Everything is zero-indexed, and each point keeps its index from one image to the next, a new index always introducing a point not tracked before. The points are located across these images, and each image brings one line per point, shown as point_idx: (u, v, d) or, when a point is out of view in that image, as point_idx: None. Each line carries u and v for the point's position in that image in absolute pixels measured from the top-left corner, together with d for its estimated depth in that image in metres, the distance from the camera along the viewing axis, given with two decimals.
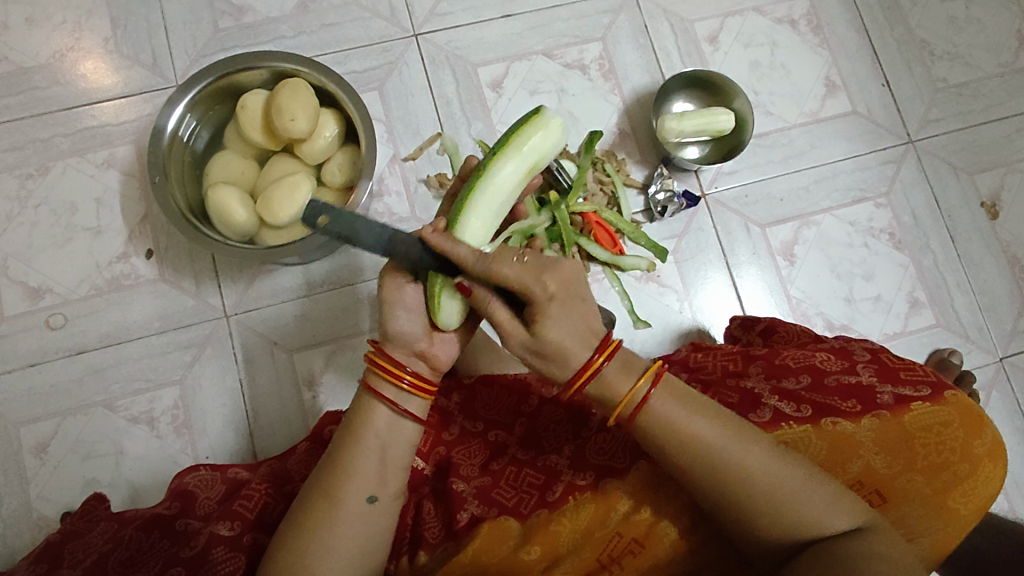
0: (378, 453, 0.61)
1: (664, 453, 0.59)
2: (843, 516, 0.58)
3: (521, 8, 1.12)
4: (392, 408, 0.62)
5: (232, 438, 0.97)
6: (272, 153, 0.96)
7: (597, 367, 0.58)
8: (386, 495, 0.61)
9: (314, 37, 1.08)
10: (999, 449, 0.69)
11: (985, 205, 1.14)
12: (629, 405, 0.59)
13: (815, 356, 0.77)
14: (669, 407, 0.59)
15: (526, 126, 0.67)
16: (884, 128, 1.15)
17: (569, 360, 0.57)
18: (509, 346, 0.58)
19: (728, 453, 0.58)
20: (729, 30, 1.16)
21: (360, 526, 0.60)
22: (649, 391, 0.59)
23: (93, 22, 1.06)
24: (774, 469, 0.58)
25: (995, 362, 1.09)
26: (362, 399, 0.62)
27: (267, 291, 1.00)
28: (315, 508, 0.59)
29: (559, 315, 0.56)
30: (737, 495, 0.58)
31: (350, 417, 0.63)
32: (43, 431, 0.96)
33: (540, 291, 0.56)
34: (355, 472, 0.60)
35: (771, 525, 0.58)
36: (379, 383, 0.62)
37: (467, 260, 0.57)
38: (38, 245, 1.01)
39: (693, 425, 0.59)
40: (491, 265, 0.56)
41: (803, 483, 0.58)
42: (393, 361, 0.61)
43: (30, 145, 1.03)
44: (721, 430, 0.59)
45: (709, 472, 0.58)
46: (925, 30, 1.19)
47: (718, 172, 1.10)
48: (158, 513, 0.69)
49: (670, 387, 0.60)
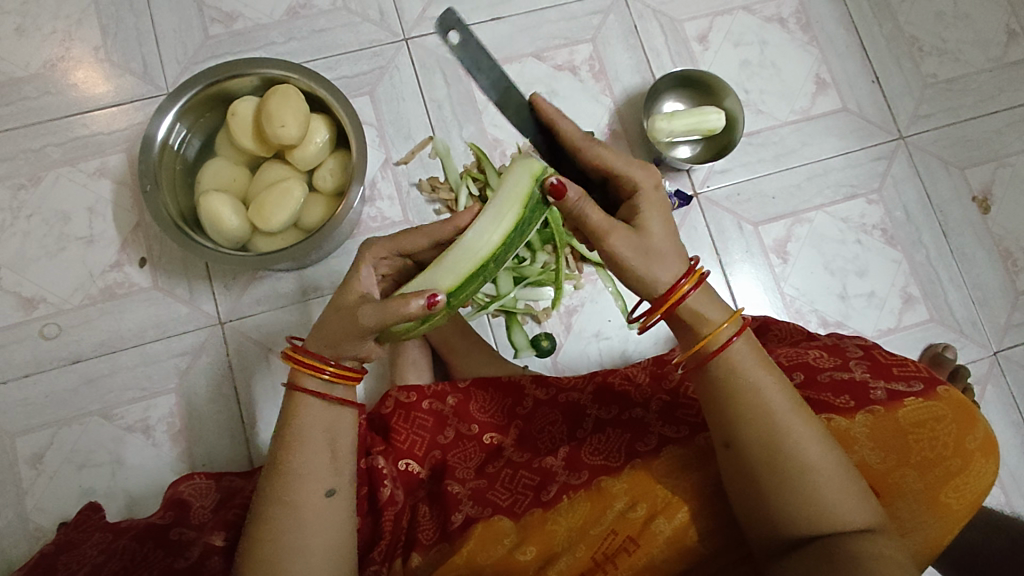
0: (327, 445, 0.61)
1: (724, 396, 0.60)
2: (864, 513, 0.57)
3: (510, 11, 1.12)
4: (322, 399, 0.61)
5: (228, 446, 0.97)
6: (263, 159, 0.96)
7: (683, 294, 0.60)
8: (343, 485, 0.61)
9: (305, 43, 1.08)
10: (991, 445, 0.69)
11: (977, 199, 1.14)
12: (713, 343, 0.60)
13: (808, 354, 0.78)
14: (745, 357, 0.60)
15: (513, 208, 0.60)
16: (874, 124, 1.16)
17: (668, 257, 0.60)
18: (607, 242, 0.60)
19: (790, 415, 0.58)
20: (718, 29, 1.16)
21: (326, 520, 0.60)
22: (733, 336, 0.60)
23: (83, 31, 1.07)
24: (824, 446, 0.58)
25: (990, 356, 1.09)
26: (291, 399, 0.62)
27: (260, 297, 1.01)
28: (274, 513, 0.59)
29: (657, 210, 0.62)
30: (781, 457, 0.58)
31: (282, 418, 0.62)
32: (38, 442, 0.96)
33: (647, 181, 0.62)
34: (305, 473, 0.59)
35: (800, 499, 0.57)
36: (301, 378, 0.61)
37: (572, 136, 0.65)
38: (31, 255, 1.01)
39: (762, 380, 0.59)
40: (597, 147, 0.64)
41: (842, 470, 0.58)
42: (315, 356, 0.61)
43: (22, 155, 1.03)
44: (788, 393, 0.60)
45: (765, 430, 0.58)
46: (914, 26, 1.19)
47: (710, 171, 1.10)
48: (151, 522, 0.70)
49: (752, 342, 0.62)
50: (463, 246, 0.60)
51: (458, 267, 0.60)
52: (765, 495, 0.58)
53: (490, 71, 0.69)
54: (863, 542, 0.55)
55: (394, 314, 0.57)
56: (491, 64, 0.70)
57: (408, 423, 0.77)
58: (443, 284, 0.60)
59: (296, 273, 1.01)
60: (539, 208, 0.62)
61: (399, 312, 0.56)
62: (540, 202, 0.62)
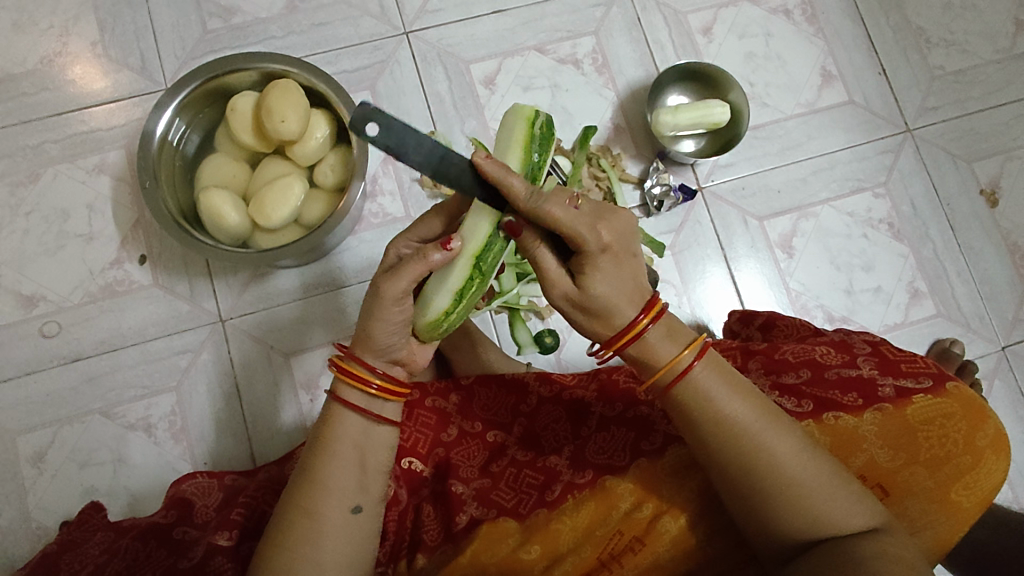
0: (358, 461, 0.60)
1: (689, 424, 0.59)
2: (862, 515, 0.57)
3: (512, 4, 1.11)
4: (364, 415, 0.60)
5: (230, 444, 0.96)
6: (263, 154, 0.95)
7: (642, 329, 0.56)
8: (369, 502, 0.60)
9: (304, 37, 1.07)
10: (1002, 441, 0.68)
11: (985, 192, 1.13)
12: (670, 373, 0.58)
13: (815, 350, 0.77)
14: (710, 381, 0.58)
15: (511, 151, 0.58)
16: (880, 117, 1.14)
17: (615, 318, 0.55)
18: (549, 295, 0.56)
19: (761, 437, 0.57)
20: (723, 22, 1.15)
21: (345, 537, 0.58)
22: (693, 362, 0.58)
23: (80, 27, 1.05)
24: (806, 461, 0.57)
25: (997, 351, 1.08)
26: (331, 408, 0.60)
27: (262, 294, 1.00)
28: (294, 525, 0.57)
29: (609, 269, 0.53)
30: (758, 481, 0.57)
31: (319, 426, 0.61)
32: (40, 441, 0.95)
33: (594, 241, 0.52)
34: (333, 486, 0.58)
35: (789, 513, 0.57)
36: (343, 389, 0.60)
37: (519, 194, 0.51)
38: (31, 253, 1.00)
39: (730, 406, 0.58)
40: (544, 207, 0.51)
41: (829, 478, 0.57)
42: (361, 366, 0.59)
43: (20, 152, 1.02)
44: (758, 415, 0.58)
45: (739, 455, 0.57)
46: (921, 17, 1.18)
47: (715, 166, 1.09)
48: (155, 522, 0.69)
49: (716, 362, 0.59)
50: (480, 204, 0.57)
51: (482, 224, 0.56)
52: (755, 510, 0.58)
53: (416, 147, 0.52)
54: (866, 543, 0.54)
55: (417, 274, 0.55)
56: (418, 136, 0.52)
57: (410, 421, 0.76)
58: (472, 244, 0.56)
59: (298, 270, 1.00)
60: (542, 149, 0.60)
61: (419, 271, 0.55)
62: (541, 141, 0.60)
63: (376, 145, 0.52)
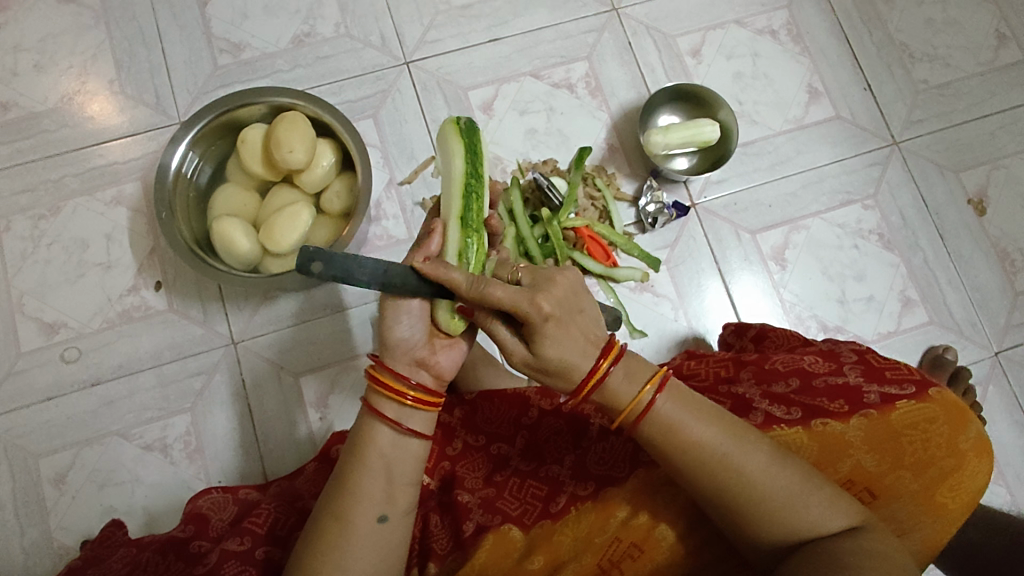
0: (384, 473, 0.61)
1: (661, 453, 0.62)
2: (839, 516, 0.60)
3: (507, 32, 1.16)
4: (395, 428, 0.61)
5: (244, 462, 1.00)
6: (272, 183, 0.99)
7: (603, 373, 0.60)
8: (396, 512, 0.62)
9: (309, 70, 1.12)
10: (986, 444, 0.70)
11: (973, 201, 1.16)
12: (633, 413, 0.61)
13: (803, 360, 0.80)
14: (674, 410, 0.61)
15: (450, 141, 0.65)
16: (868, 131, 1.18)
17: (574, 372, 0.59)
18: (511, 361, 0.60)
19: (729, 457, 0.60)
20: (711, 43, 1.19)
21: (374, 545, 0.60)
22: (654, 397, 0.61)
23: (97, 66, 1.11)
24: (776, 474, 0.60)
25: (991, 357, 1.10)
26: (364, 419, 0.62)
27: (270, 317, 1.04)
28: (325, 532, 0.60)
29: (556, 334, 0.57)
30: (733, 498, 0.60)
31: (354, 438, 0.63)
32: (61, 462, 0.99)
33: (535, 312, 0.56)
34: (362, 494, 0.60)
35: (769, 524, 0.60)
36: (376, 402, 0.62)
37: (461, 284, 0.57)
38: (51, 282, 1.04)
39: (695, 431, 0.61)
40: (485, 290, 0.56)
41: (802, 486, 0.60)
42: (393, 375, 0.61)
43: (42, 186, 1.07)
44: (724, 436, 0.61)
45: (713, 479, 0.60)
46: (904, 34, 1.22)
47: (707, 182, 1.13)
48: (173, 537, 0.73)
49: (677, 391, 0.62)
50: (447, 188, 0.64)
51: (451, 200, 0.63)
52: (737, 524, 0.61)
53: (359, 266, 0.57)
54: (845, 541, 0.58)
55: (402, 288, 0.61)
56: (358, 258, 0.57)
57: None
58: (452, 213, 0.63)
59: (305, 293, 1.04)
60: (474, 132, 0.67)
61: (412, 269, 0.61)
62: (470, 127, 0.67)
63: (325, 279, 0.56)
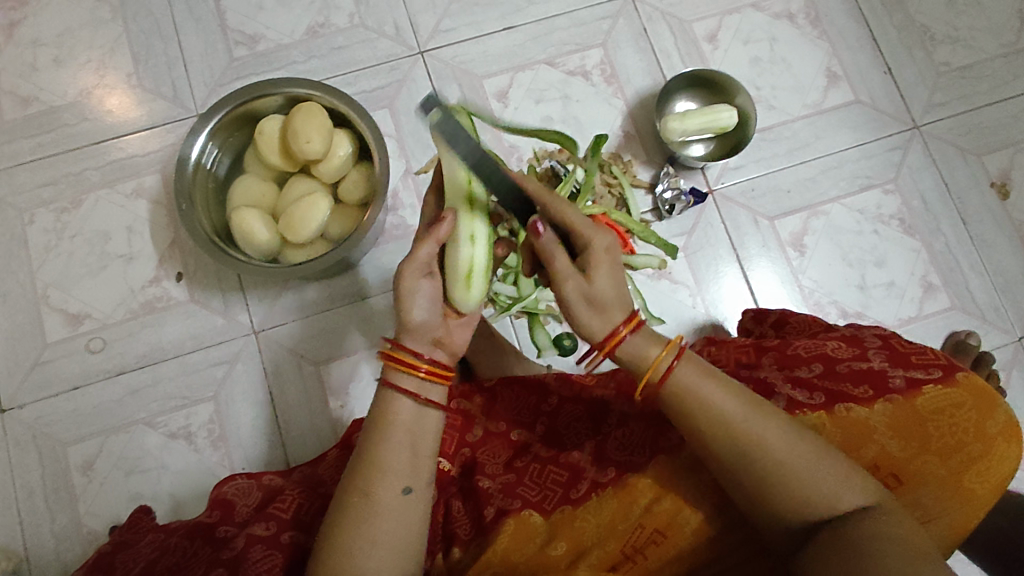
0: (408, 445, 0.62)
1: (679, 417, 0.62)
2: (857, 493, 0.59)
3: (522, 20, 1.15)
4: (415, 400, 0.62)
5: (267, 450, 1.01)
6: (290, 174, 1.00)
7: (620, 338, 0.62)
8: (420, 486, 0.62)
9: (325, 60, 1.13)
10: (1014, 428, 0.70)
11: (995, 185, 1.14)
12: (655, 374, 0.62)
13: (827, 345, 0.78)
14: (693, 377, 0.62)
15: (450, 119, 0.70)
16: (888, 115, 1.16)
17: (614, 309, 0.62)
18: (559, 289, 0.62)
19: (747, 427, 0.60)
20: (728, 28, 1.18)
21: (399, 518, 0.60)
22: (673, 363, 0.62)
23: (116, 60, 1.12)
24: (794, 446, 0.60)
25: (1014, 342, 1.09)
26: (383, 395, 0.63)
27: (290, 307, 1.05)
28: (352, 506, 0.60)
29: (608, 269, 0.62)
30: (750, 467, 0.60)
31: (374, 411, 0.63)
32: (88, 451, 1.01)
33: (598, 240, 0.62)
34: (386, 467, 0.60)
35: (785, 497, 0.60)
36: (393, 375, 0.63)
37: (544, 197, 0.63)
38: (75, 274, 1.06)
39: (713, 397, 0.61)
40: (563, 208, 0.62)
41: (820, 462, 0.60)
42: (409, 354, 0.62)
43: (64, 179, 1.08)
44: (742, 404, 0.61)
45: (729, 445, 0.61)
46: (924, 15, 1.20)
47: (724, 168, 1.12)
48: (199, 522, 0.73)
49: (696, 360, 0.63)
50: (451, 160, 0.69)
51: (457, 176, 0.68)
52: (755, 496, 0.61)
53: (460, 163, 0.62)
54: (861, 521, 0.57)
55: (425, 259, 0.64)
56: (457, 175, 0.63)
57: None
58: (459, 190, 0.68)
59: (325, 283, 1.05)
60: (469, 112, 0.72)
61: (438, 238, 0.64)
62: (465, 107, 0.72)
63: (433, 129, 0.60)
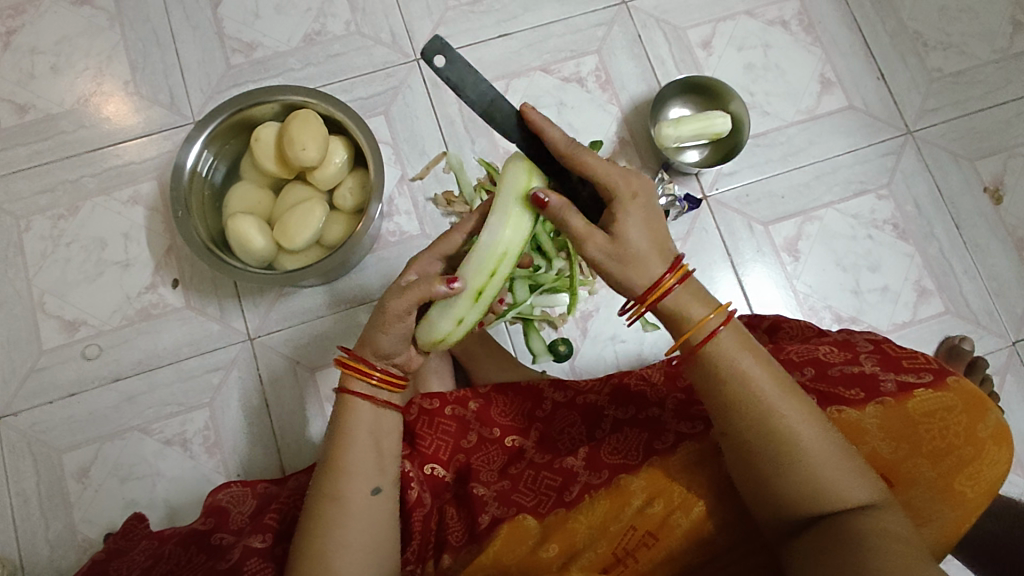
0: (372, 444, 0.65)
1: (711, 384, 0.60)
2: (865, 489, 0.58)
3: (518, 27, 1.16)
4: (373, 403, 0.66)
5: (262, 456, 1.01)
6: (285, 181, 1.00)
7: (668, 287, 0.59)
8: (387, 484, 0.65)
9: (321, 68, 1.13)
10: (1004, 432, 0.70)
11: (989, 189, 1.15)
12: (698, 334, 0.60)
13: (819, 349, 0.79)
14: (733, 346, 0.60)
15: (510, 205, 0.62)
16: (881, 121, 1.17)
17: (643, 261, 0.58)
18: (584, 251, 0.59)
19: (777, 404, 0.59)
20: (722, 35, 1.19)
21: (370, 516, 0.62)
22: (718, 327, 0.60)
23: (113, 67, 1.13)
24: (817, 431, 0.59)
25: (1008, 346, 1.09)
26: (341, 402, 0.66)
27: (286, 313, 1.05)
28: (324, 509, 0.61)
29: (636, 217, 0.58)
30: (774, 444, 0.58)
31: (334, 417, 0.66)
32: (84, 457, 1.01)
33: (624, 186, 0.58)
34: (354, 469, 0.63)
35: (802, 481, 0.58)
36: (350, 382, 0.66)
37: (558, 142, 0.59)
38: (72, 280, 1.06)
39: (750, 367, 0.59)
40: (582, 156, 0.59)
41: (840, 453, 0.59)
42: (364, 361, 0.65)
43: (60, 187, 1.09)
44: (777, 381, 0.60)
45: (754, 419, 0.59)
46: (917, 22, 1.21)
47: (719, 174, 1.13)
48: (194, 529, 0.74)
49: (738, 329, 0.62)
50: (490, 238, 0.62)
51: (482, 262, 0.63)
52: (767, 476, 0.59)
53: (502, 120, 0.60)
54: (865, 517, 0.56)
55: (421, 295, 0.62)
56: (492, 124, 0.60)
57: (431, 429, 0.80)
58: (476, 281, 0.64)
59: (321, 289, 1.05)
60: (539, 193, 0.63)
61: (424, 295, 0.62)
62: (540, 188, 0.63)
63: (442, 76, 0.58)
